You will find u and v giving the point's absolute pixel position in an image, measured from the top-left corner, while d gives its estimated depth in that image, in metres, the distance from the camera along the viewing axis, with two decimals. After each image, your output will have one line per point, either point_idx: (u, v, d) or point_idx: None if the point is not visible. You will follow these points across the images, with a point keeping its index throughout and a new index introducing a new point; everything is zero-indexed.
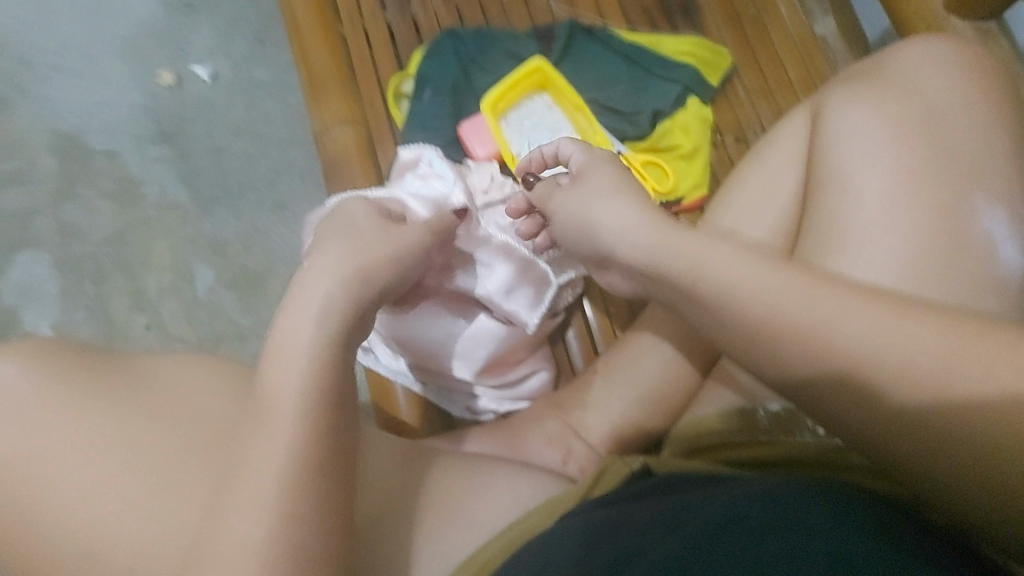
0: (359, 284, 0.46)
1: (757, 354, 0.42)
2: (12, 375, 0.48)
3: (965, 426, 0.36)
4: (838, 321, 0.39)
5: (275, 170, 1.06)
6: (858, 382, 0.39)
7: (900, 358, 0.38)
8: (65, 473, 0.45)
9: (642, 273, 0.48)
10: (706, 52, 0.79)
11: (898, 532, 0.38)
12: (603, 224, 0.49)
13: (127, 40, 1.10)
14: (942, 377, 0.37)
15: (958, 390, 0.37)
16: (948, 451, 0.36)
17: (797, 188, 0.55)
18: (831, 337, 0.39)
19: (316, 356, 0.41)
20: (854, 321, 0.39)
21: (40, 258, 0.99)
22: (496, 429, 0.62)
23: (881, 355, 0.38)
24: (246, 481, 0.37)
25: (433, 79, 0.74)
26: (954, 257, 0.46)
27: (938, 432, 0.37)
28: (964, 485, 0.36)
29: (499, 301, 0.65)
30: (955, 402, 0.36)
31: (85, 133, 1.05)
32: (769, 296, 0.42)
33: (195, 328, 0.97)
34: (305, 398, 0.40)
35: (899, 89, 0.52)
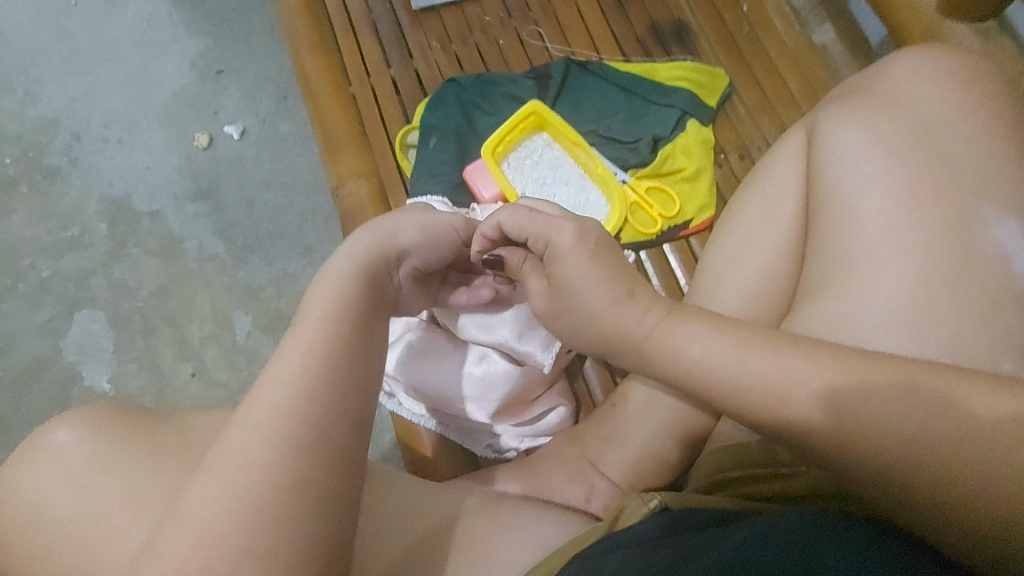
0: (360, 331, 0.47)
1: (758, 396, 0.42)
2: (68, 441, 0.52)
3: (972, 450, 0.37)
4: (834, 365, 0.41)
5: (302, 217, 1.11)
6: (859, 420, 0.39)
7: (898, 393, 0.39)
8: (113, 531, 0.48)
9: (643, 314, 0.48)
10: (701, 75, 0.80)
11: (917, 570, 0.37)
12: (603, 265, 0.50)
13: (162, 107, 1.18)
14: (942, 407, 0.38)
15: (960, 426, 0.38)
16: (962, 479, 0.37)
17: (798, 210, 0.55)
18: (826, 374, 0.41)
19: (319, 413, 0.42)
20: (848, 366, 0.41)
21: (95, 316, 1.06)
22: (518, 465, 0.63)
23: (879, 392, 0.40)
24: (241, 538, 0.37)
25: (437, 128, 0.78)
26: (965, 273, 0.45)
27: (943, 466, 0.37)
28: (986, 512, 0.36)
29: (507, 342, 0.66)
30: (958, 437, 0.37)
31: (129, 196, 1.12)
32: (763, 344, 0.44)
33: (235, 373, 1.02)
34: (309, 454, 0.40)
35: (892, 105, 0.52)
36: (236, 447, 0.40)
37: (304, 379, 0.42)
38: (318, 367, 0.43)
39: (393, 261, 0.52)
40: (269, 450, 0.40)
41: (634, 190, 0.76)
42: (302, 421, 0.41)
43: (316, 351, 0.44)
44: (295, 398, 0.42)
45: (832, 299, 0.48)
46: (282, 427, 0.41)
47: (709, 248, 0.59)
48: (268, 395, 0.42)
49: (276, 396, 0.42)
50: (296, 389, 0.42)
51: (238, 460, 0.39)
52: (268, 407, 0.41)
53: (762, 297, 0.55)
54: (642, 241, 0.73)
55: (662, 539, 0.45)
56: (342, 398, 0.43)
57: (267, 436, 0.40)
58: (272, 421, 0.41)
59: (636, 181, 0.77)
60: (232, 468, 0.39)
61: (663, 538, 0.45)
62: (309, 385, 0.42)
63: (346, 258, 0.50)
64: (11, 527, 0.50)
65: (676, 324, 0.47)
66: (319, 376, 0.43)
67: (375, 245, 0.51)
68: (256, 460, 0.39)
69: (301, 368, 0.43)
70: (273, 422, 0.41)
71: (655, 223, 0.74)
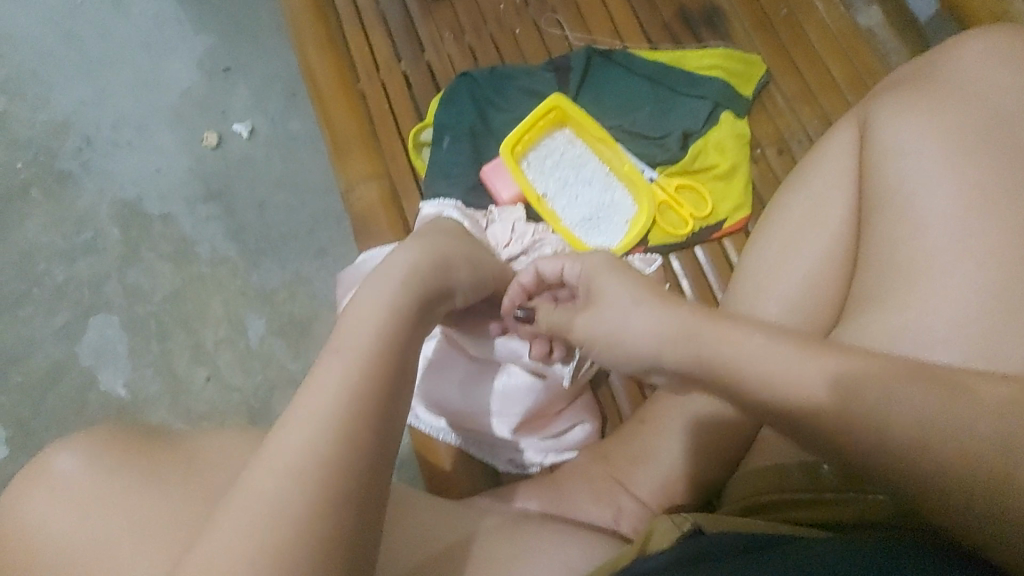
0: (399, 344, 0.41)
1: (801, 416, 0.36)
2: (74, 466, 0.49)
3: (1004, 435, 0.33)
4: (888, 384, 0.35)
5: (314, 217, 1.08)
6: (920, 449, 0.34)
7: (919, 376, 0.35)
8: (119, 564, 0.45)
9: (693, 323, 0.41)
10: (734, 63, 0.75)
11: None
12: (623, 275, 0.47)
13: (172, 107, 1.15)
14: (966, 389, 0.35)
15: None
16: (999, 471, 0.32)
17: (849, 210, 0.50)
18: (884, 394, 0.35)
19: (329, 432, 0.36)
20: (905, 385, 0.35)
21: (110, 320, 1.04)
22: (541, 483, 0.60)
23: (900, 375, 0.35)
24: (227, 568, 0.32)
25: (450, 126, 0.74)
26: None
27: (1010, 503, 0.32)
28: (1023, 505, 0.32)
29: (524, 358, 0.62)
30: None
31: (140, 198, 1.10)
32: (805, 358, 0.37)
33: (250, 377, 1.00)
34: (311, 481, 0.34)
35: (958, 93, 0.47)
36: (258, 490, 0.34)
37: (333, 411, 0.37)
38: (356, 399, 0.37)
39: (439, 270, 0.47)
40: (296, 498, 0.34)
41: (664, 189, 0.71)
42: (339, 463, 0.35)
43: (350, 379, 0.38)
44: (326, 433, 0.36)
45: (891, 309, 0.43)
46: (313, 469, 0.35)
47: (750, 254, 0.55)
48: (299, 430, 0.36)
49: (302, 430, 0.36)
50: (329, 425, 0.36)
51: (258, 509, 0.33)
52: (295, 445, 0.35)
53: (809, 308, 0.50)
54: (671, 243, 0.69)
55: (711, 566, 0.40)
56: (358, 418, 0.37)
57: (293, 481, 0.34)
58: (298, 460, 0.35)
59: (666, 179, 0.72)
60: (251, 516, 0.33)
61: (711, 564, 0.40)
62: (342, 418, 0.36)
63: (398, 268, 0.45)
64: (15, 557, 0.48)
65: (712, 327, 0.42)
66: (354, 409, 0.37)
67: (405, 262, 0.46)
68: (279, 509, 0.33)
69: (332, 398, 0.37)
70: (305, 464, 0.35)
71: (686, 224, 0.70)
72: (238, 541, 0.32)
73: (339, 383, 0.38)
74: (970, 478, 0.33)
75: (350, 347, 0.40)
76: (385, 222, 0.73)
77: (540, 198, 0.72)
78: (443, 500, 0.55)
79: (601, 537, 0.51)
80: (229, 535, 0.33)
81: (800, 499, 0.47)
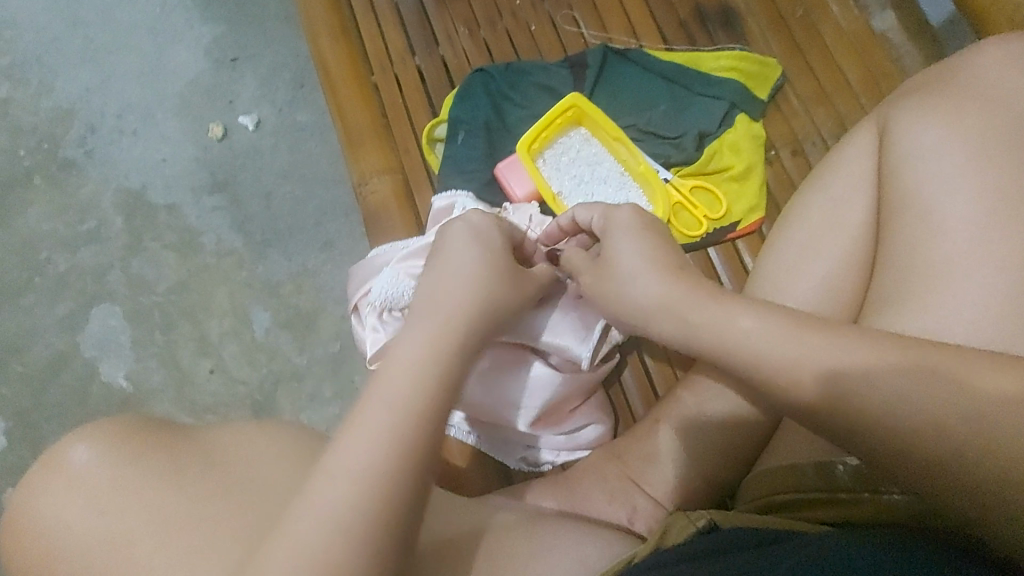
0: (442, 378, 0.43)
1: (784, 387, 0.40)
2: (89, 458, 0.49)
3: (990, 431, 0.34)
4: (856, 363, 0.38)
5: (320, 210, 1.07)
6: (885, 421, 0.37)
7: (905, 365, 0.37)
8: (138, 560, 0.46)
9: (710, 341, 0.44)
10: (752, 64, 0.75)
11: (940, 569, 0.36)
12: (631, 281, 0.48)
13: (178, 97, 1.14)
14: (960, 382, 0.36)
15: (999, 429, 0.34)
16: (982, 465, 0.34)
17: (868, 215, 0.51)
18: (852, 368, 0.38)
19: (368, 468, 0.38)
20: (875, 363, 0.38)
21: (114, 310, 1.04)
22: (553, 479, 0.60)
23: (891, 369, 0.37)
24: None
25: (465, 122, 0.74)
26: None
27: (975, 470, 0.34)
28: (1001, 499, 0.34)
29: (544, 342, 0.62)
30: (991, 441, 0.34)
31: (145, 188, 1.10)
32: (785, 343, 0.40)
33: (256, 370, 1.00)
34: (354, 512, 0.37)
35: (982, 98, 0.47)
36: (318, 506, 0.37)
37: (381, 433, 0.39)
38: (401, 442, 0.39)
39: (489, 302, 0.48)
40: (346, 512, 0.37)
41: (678, 190, 0.71)
42: (392, 483, 0.38)
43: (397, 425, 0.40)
44: (380, 457, 0.39)
45: (906, 315, 0.44)
46: (367, 488, 0.38)
47: (765, 256, 0.55)
48: (352, 451, 0.39)
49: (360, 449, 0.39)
50: (377, 448, 0.39)
51: (316, 522, 0.36)
52: (351, 463, 0.38)
53: (825, 311, 0.50)
54: (686, 244, 0.69)
55: (706, 558, 0.42)
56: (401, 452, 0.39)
57: (353, 498, 0.37)
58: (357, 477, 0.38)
59: (681, 179, 0.72)
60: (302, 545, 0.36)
61: (707, 557, 0.42)
62: (386, 442, 0.39)
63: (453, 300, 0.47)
64: (32, 547, 0.48)
65: (718, 325, 0.44)
66: (406, 432, 0.40)
67: (451, 300, 0.47)
68: (338, 524, 0.36)
69: (378, 425, 0.40)
70: (350, 498, 0.37)
71: (700, 224, 0.70)
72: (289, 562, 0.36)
73: (387, 429, 0.39)
74: (935, 455, 0.35)
75: (395, 374, 0.42)
76: (398, 217, 0.73)
77: (555, 195, 0.72)
78: (457, 496, 0.55)
79: (617, 535, 0.52)
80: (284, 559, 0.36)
81: (812, 498, 0.47)
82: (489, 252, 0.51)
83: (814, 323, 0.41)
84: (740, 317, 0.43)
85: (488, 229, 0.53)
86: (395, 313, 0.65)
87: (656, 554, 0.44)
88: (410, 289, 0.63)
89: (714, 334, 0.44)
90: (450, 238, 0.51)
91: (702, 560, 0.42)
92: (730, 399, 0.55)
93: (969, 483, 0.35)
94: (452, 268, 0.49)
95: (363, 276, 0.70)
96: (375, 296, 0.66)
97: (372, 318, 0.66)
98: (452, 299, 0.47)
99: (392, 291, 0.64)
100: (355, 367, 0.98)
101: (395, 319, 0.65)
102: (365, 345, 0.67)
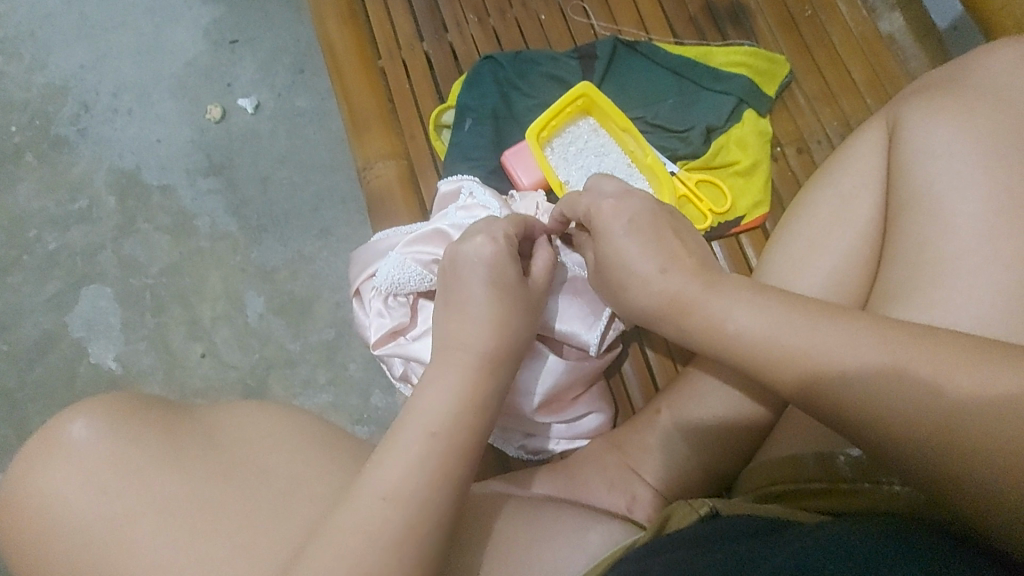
0: (467, 406, 0.45)
1: (778, 369, 0.41)
2: (85, 434, 0.48)
3: (987, 415, 0.34)
4: (840, 344, 0.39)
5: (318, 196, 1.05)
6: (866, 399, 0.37)
7: (884, 344, 0.38)
8: (137, 538, 0.45)
9: (719, 335, 0.44)
10: (761, 60, 0.76)
11: (920, 548, 0.36)
12: (634, 265, 0.49)
13: (175, 77, 1.12)
14: (959, 367, 0.36)
15: (971, 408, 0.35)
16: (977, 448, 0.34)
17: (876, 211, 0.52)
18: (838, 350, 0.39)
19: (397, 490, 0.41)
20: (860, 345, 0.39)
21: (105, 292, 1.02)
22: (553, 466, 0.60)
23: (876, 350, 0.38)
24: None
25: (473, 109, 0.74)
26: None
27: (951, 449, 0.35)
28: (997, 486, 0.33)
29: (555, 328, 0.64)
30: (962, 421, 0.35)
31: (139, 168, 1.08)
32: (779, 327, 0.42)
33: (247, 355, 0.98)
34: (383, 526, 0.40)
35: (992, 98, 0.48)
36: (351, 521, 0.40)
37: (415, 457, 0.42)
38: (430, 469, 0.42)
39: (509, 324, 0.50)
40: (385, 529, 0.40)
41: (684, 182, 0.72)
42: (425, 501, 0.41)
43: (430, 458, 0.42)
44: (414, 478, 0.41)
45: (912, 308, 0.44)
46: (404, 506, 0.40)
47: (770, 249, 0.56)
48: (389, 474, 0.41)
49: (397, 471, 0.41)
50: (412, 471, 0.42)
51: (357, 536, 0.39)
52: (388, 484, 0.41)
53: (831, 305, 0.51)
54: None
55: (709, 543, 0.42)
56: (429, 475, 0.42)
57: (392, 515, 0.40)
58: (395, 496, 0.41)
59: (687, 172, 0.73)
60: (337, 556, 0.39)
61: (709, 542, 0.42)
62: (420, 466, 0.42)
63: (474, 323, 0.49)
64: (23, 522, 0.47)
65: (728, 315, 0.44)
66: (442, 455, 0.43)
67: (470, 334, 0.49)
68: (376, 538, 0.39)
69: (411, 450, 0.42)
70: (382, 518, 0.40)
71: (705, 218, 0.71)
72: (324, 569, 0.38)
73: (414, 458, 0.42)
74: (909, 431, 0.36)
75: (425, 402, 0.45)
76: (402, 202, 0.73)
77: (561, 184, 0.72)
78: None
79: (618, 522, 0.52)
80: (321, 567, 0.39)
81: (813, 488, 0.47)
82: (502, 281, 0.52)
83: (819, 312, 0.42)
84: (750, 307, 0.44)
85: (496, 257, 0.52)
86: (401, 297, 0.67)
87: (660, 540, 0.45)
88: (419, 276, 0.64)
89: (722, 324, 0.44)
90: (461, 269, 0.52)
91: (705, 544, 0.42)
92: (735, 391, 0.55)
93: (963, 467, 0.34)
94: (467, 301, 0.50)
95: (364, 262, 0.69)
96: (381, 280, 0.65)
97: (377, 302, 0.67)
98: (467, 325, 0.49)
99: (401, 276, 0.64)
100: (349, 355, 0.97)
101: (401, 304, 0.67)
102: (368, 328, 0.68)
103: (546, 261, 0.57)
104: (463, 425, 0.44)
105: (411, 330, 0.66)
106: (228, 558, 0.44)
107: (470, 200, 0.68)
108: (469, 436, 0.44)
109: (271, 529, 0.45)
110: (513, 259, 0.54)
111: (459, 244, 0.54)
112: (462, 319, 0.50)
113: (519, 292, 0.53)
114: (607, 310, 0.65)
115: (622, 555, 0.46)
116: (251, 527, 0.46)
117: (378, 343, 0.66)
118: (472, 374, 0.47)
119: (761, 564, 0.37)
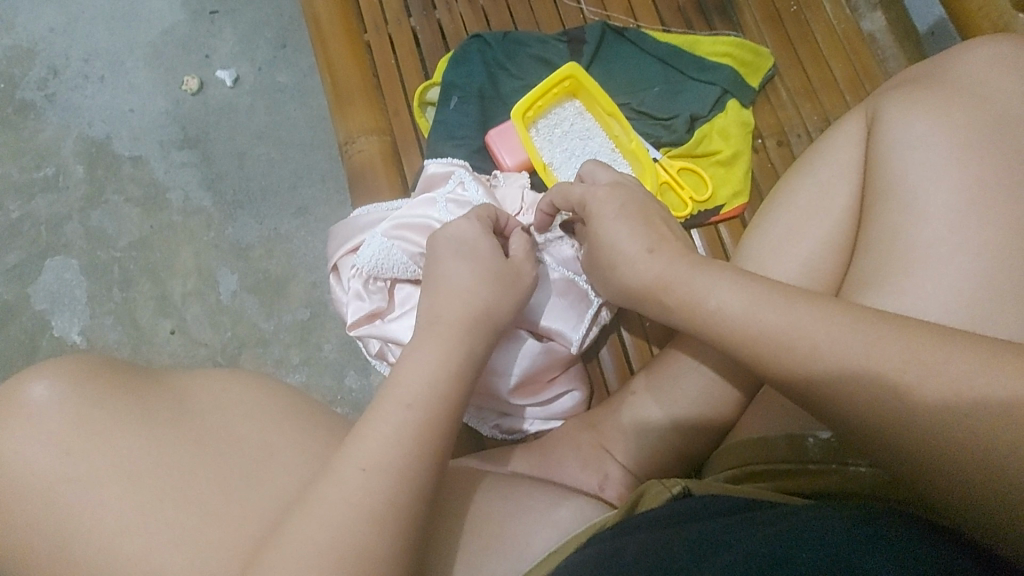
0: (445, 383, 0.45)
1: (758, 354, 0.42)
2: (48, 396, 0.47)
3: (953, 413, 0.35)
4: (816, 326, 0.40)
5: (297, 173, 1.03)
6: (843, 381, 0.38)
7: (860, 325, 0.39)
8: (98, 510, 0.44)
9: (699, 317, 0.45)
10: (746, 53, 0.77)
11: (886, 525, 0.37)
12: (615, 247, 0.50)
13: (150, 44, 1.08)
14: (931, 369, 0.37)
15: (944, 389, 0.36)
16: (943, 436, 0.35)
17: (851, 201, 0.54)
18: (817, 334, 0.40)
19: (374, 461, 0.40)
20: (837, 328, 0.40)
21: (70, 264, 0.98)
22: (527, 444, 0.61)
23: (853, 333, 0.39)
24: (285, 553, 0.37)
25: (459, 87, 0.75)
26: (1014, 270, 0.44)
27: (921, 427, 0.36)
28: (957, 472, 0.35)
29: (540, 322, 0.66)
30: (935, 402, 0.36)
31: (110, 138, 1.04)
32: (758, 312, 0.42)
33: (218, 334, 0.96)
34: (358, 497, 0.39)
35: (967, 94, 0.49)
36: (326, 494, 0.39)
37: (393, 429, 0.42)
38: (405, 441, 0.42)
39: (482, 303, 0.51)
40: (362, 500, 0.39)
41: (666, 169, 0.73)
42: (400, 475, 0.41)
43: (407, 431, 0.42)
44: (393, 451, 0.41)
45: (883, 294, 0.46)
46: (379, 478, 0.40)
47: (749, 240, 0.58)
48: (365, 445, 0.41)
49: (378, 445, 0.41)
50: (388, 444, 0.41)
51: (335, 509, 0.39)
52: (369, 457, 0.41)
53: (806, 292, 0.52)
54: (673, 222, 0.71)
55: (682, 524, 0.43)
56: (402, 449, 0.41)
57: (372, 486, 0.40)
58: (373, 468, 0.40)
59: (670, 160, 0.75)
60: (308, 530, 0.38)
61: (682, 524, 0.43)
62: (398, 441, 0.41)
63: (454, 304, 0.50)
64: None
65: (708, 290, 0.45)
66: (418, 424, 0.42)
67: (453, 311, 0.50)
68: (355, 508, 0.39)
69: (385, 421, 0.42)
70: (354, 492, 0.39)
71: (685, 205, 0.72)
72: (293, 542, 0.38)
73: (392, 433, 0.42)
74: (885, 411, 0.37)
75: (400, 371, 0.45)
76: (384, 178, 0.73)
77: (545, 165, 0.73)
78: None
79: (591, 500, 0.52)
80: (289, 541, 0.38)
81: (782, 470, 0.49)
82: (477, 261, 0.53)
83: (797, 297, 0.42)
84: (729, 287, 0.45)
85: (470, 235, 0.55)
86: (380, 281, 0.66)
87: (632, 518, 0.46)
88: (405, 262, 0.64)
89: (699, 306, 0.45)
90: (445, 251, 0.54)
91: (679, 525, 0.43)
92: (710, 374, 0.56)
93: (931, 450, 0.35)
94: (452, 282, 0.51)
95: (347, 241, 0.68)
96: (362, 263, 0.64)
97: (357, 284, 0.65)
98: (444, 306, 0.50)
99: (384, 262, 0.64)
100: (324, 336, 0.96)
101: (380, 288, 0.66)
102: (345, 308, 0.66)
103: (519, 245, 0.59)
104: (437, 395, 0.44)
105: (389, 313, 0.65)
106: (195, 531, 0.43)
107: (461, 191, 0.67)
108: (444, 405, 0.44)
109: (239, 499, 0.45)
110: (476, 240, 0.55)
111: (438, 229, 0.56)
112: (446, 299, 0.50)
113: (492, 272, 0.53)
114: (595, 300, 0.68)
115: (594, 534, 0.46)
116: (224, 498, 0.45)
117: (354, 324, 0.65)
118: (451, 342, 0.47)
119: (733, 549, 0.37)
